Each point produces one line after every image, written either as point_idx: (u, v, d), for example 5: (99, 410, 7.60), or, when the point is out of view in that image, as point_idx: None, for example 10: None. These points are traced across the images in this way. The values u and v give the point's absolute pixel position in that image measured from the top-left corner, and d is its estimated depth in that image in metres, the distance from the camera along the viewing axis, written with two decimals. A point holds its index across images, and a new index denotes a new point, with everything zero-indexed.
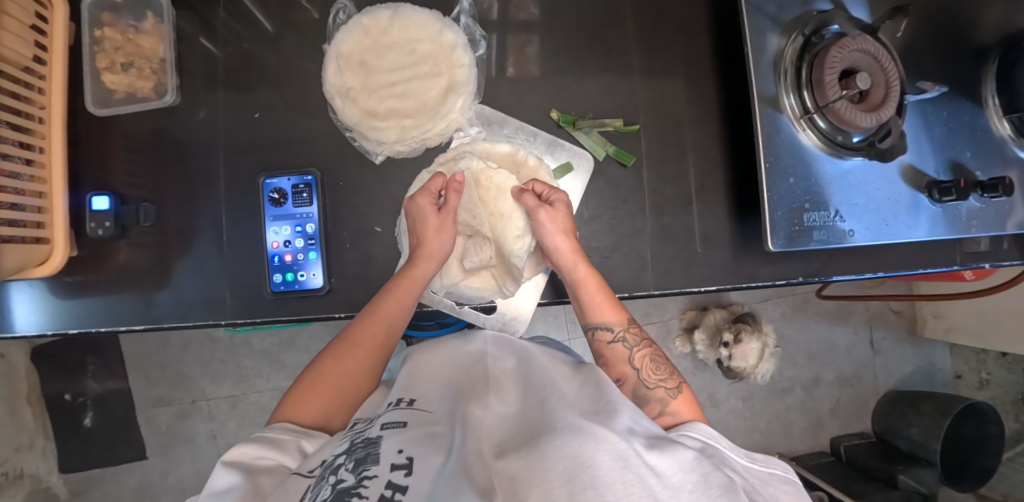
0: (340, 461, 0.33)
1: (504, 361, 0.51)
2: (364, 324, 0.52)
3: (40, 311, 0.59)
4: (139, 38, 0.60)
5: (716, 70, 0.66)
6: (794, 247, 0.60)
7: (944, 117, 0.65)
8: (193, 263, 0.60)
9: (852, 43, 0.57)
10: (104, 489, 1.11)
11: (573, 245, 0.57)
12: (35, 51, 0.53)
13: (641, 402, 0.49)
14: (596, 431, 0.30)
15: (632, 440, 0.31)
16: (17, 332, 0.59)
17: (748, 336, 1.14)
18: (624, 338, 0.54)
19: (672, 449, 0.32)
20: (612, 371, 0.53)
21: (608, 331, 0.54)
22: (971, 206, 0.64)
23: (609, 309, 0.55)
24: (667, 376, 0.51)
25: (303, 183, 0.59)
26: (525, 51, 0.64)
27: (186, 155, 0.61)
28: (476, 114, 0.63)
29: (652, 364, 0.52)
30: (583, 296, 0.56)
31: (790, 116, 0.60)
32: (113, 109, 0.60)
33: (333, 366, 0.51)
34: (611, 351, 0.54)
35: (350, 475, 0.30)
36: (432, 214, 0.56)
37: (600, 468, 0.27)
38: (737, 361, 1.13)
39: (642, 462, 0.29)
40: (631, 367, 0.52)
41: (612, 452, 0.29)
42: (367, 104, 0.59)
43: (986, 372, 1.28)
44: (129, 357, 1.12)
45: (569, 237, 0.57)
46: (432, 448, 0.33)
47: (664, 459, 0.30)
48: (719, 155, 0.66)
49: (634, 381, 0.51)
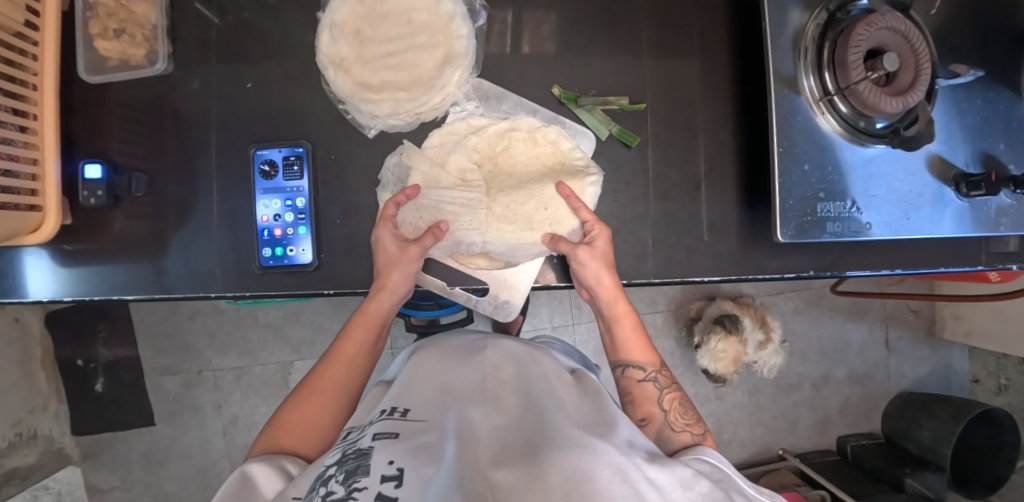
0: (332, 472, 0.34)
1: (501, 364, 0.51)
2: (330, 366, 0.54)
3: (50, 278, 0.59)
4: (132, 4, 0.58)
5: (731, 49, 0.63)
6: (805, 239, 0.57)
7: (978, 105, 0.60)
8: (186, 235, 0.60)
9: (880, 20, 0.54)
10: (114, 452, 1.14)
11: (615, 281, 0.56)
12: (26, 17, 0.52)
13: (664, 443, 0.47)
14: (596, 447, 0.32)
15: (633, 454, 0.33)
16: (28, 297, 0.60)
17: (712, 340, 1.12)
18: (656, 379, 0.55)
19: (671, 465, 0.34)
20: (639, 409, 0.52)
21: (640, 369, 0.55)
22: (1001, 203, 0.60)
23: (641, 348, 0.57)
24: (692, 422, 0.50)
25: (294, 155, 0.58)
26: (542, 29, 0.61)
27: (182, 125, 0.60)
28: (473, 88, 0.59)
29: (680, 408, 0.52)
30: (616, 334, 0.58)
31: (809, 98, 0.56)
32: (105, 76, 0.58)
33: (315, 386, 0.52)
34: (642, 389, 0.54)
35: (340, 488, 0.31)
36: (394, 244, 0.54)
37: (598, 481, 0.29)
38: (701, 362, 1.15)
39: (642, 476, 0.31)
40: (658, 408, 0.51)
41: (612, 465, 0.31)
42: (361, 76, 0.56)
43: (1005, 377, 1.22)
44: (138, 326, 1.15)
45: (612, 272, 0.56)
46: (424, 459, 0.33)
47: (664, 474, 0.32)
48: (730, 138, 0.63)
49: (660, 423, 0.50)
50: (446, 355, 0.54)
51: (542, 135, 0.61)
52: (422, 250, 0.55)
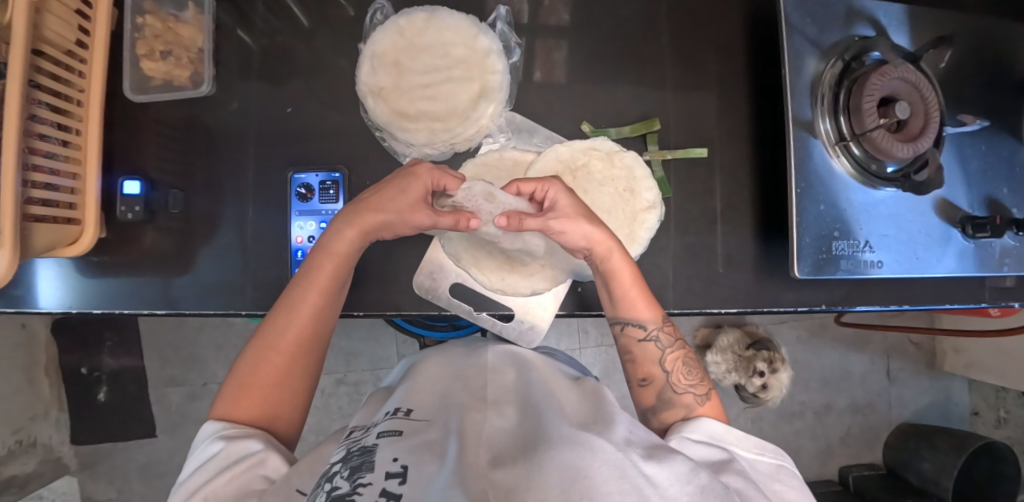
0: (336, 469, 0.33)
1: (501, 369, 0.50)
2: (283, 327, 0.48)
3: (61, 287, 0.60)
4: (179, 27, 0.61)
5: (750, 91, 0.66)
6: (821, 276, 0.59)
7: (982, 151, 0.63)
8: (215, 251, 0.61)
9: (893, 71, 0.57)
10: (112, 464, 1.13)
11: (606, 234, 0.50)
12: (77, 36, 0.54)
13: (665, 406, 0.50)
14: (593, 443, 0.30)
15: (630, 452, 0.31)
16: (39, 308, 0.60)
17: (786, 370, 1.12)
18: (658, 338, 0.53)
19: (670, 461, 0.31)
20: (640, 369, 0.52)
21: (640, 328, 0.53)
22: (1005, 244, 0.63)
23: (643, 306, 0.53)
24: (696, 381, 0.51)
25: (331, 180, 0.60)
26: (553, 56, 0.64)
27: (218, 145, 0.62)
28: (506, 121, 0.62)
29: (683, 368, 0.51)
30: (614, 288, 0.53)
31: (825, 141, 0.59)
32: (149, 96, 0.60)
33: (255, 371, 0.46)
34: (643, 349, 0.53)
35: (345, 483, 0.30)
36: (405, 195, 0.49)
37: (596, 476, 0.26)
38: (767, 390, 1.12)
39: (640, 472, 0.28)
40: (661, 369, 0.51)
41: (609, 462, 0.28)
42: (399, 105, 0.57)
43: (1005, 410, 1.27)
44: (146, 336, 1.15)
45: (598, 225, 0.50)
46: (428, 458, 0.32)
47: (663, 470, 0.29)
48: (748, 176, 0.65)
49: (662, 384, 0.51)
50: (449, 359, 0.55)
51: (619, 158, 0.61)
52: (432, 221, 0.49)
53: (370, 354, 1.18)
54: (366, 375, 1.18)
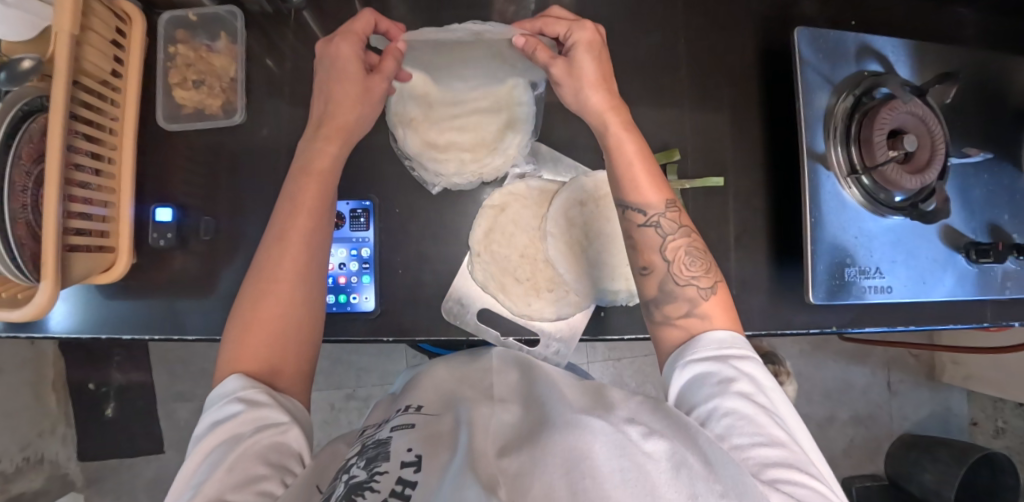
0: (353, 460, 0.34)
1: (504, 372, 0.48)
2: (276, 255, 0.47)
3: (76, 310, 0.60)
4: (212, 57, 0.62)
5: (764, 121, 0.68)
6: (835, 301, 0.61)
7: (985, 179, 0.66)
8: (244, 276, 0.62)
9: (903, 105, 0.59)
10: (120, 479, 1.13)
11: (609, 100, 0.51)
12: (113, 66, 0.56)
13: (668, 298, 0.49)
14: (591, 423, 0.28)
15: (629, 428, 0.28)
16: (49, 332, 0.60)
17: (791, 384, 1.14)
18: (659, 223, 0.50)
19: (673, 437, 0.29)
20: (640, 258, 0.51)
21: (641, 212, 0.50)
22: (1006, 269, 0.65)
23: (647, 188, 0.50)
24: (702, 273, 0.50)
25: (362, 208, 0.60)
26: None
27: (248, 171, 0.63)
28: (531, 151, 0.64)
29: (686, 259, 0.50)
30: (615, 169, 0.51)
31: (837, 172, 0.61)
32: (181, 124, 0.62)
33: (256, 311, 0.45)
34: (644, 235, 0.50)
35: (362, 472, 0.30)
36: (357, 72, 0.50)
37: (595, 458, 0.25)
38: None
39: (640, 449, 0.26)
40: (660, 258, 0.50)
41: (608, 441, 0.26)
42: (429, 135, 0.59)
43: (1002, 420, 1.31)
44: (155, 351, 1.14)
45: (603, 91, 0.51)
46: (441, 448, 0.32)
47: (666, 444, 0.27)
48: (762, 203, 0.67)
49: (664, 274, 0.49)
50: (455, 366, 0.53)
51: None
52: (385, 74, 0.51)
53: (380, 369, 1.19)
54: (376, 390, 1.18)
